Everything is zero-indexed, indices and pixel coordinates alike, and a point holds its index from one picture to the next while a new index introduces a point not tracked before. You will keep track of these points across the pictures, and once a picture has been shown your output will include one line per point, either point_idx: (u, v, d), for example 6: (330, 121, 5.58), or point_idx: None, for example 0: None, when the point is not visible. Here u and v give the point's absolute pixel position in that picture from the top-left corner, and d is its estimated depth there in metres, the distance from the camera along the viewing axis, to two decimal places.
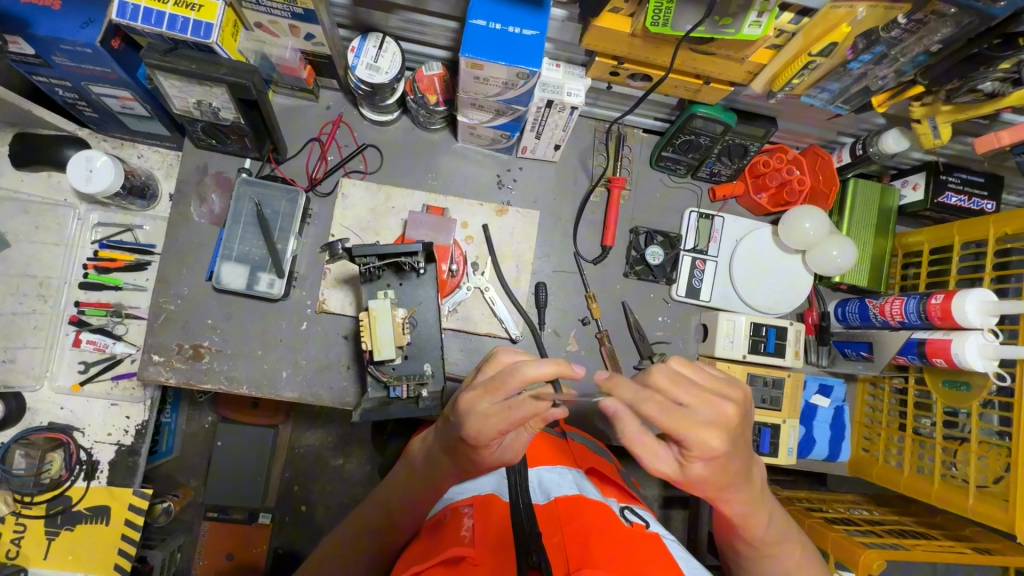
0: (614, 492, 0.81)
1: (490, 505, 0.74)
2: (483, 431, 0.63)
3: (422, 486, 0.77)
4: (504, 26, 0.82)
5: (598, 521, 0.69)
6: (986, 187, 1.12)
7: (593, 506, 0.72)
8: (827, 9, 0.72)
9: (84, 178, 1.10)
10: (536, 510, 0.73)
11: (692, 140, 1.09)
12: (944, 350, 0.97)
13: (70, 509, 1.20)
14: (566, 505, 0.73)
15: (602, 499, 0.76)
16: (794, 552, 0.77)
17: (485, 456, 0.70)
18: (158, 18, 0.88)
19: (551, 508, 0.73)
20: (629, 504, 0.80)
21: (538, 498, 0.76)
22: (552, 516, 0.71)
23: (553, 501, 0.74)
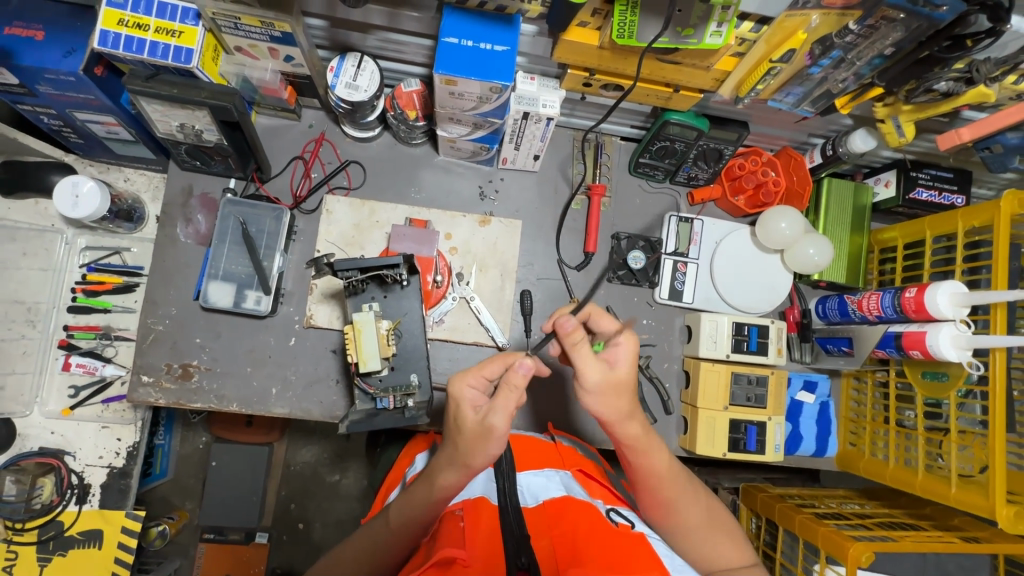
0: (602, 493, 0.83)
1: (481, 506, 0.75)
2: (461, 382, 0.74)
3: (423, 490, 0.75)
4: (475, 43, 0.85)
5: (585, 519, 0.71)
6: (956, 181, 1.15)
7: (579, 506, 0.74)
8: (783, 19, 0.75)
9: (70, 204, 1.12)
10: (525, 515, 0.74)
11: (667, 146, 1.12)
12: (919, 342, 0.99)
13: (61, 534, 1.20)
14: (554, 507, 0.74)
15: (590, 499, 0.77)
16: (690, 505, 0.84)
17: (464, 419, 0.71)
18: (139, 46, 0.90)
19: (540, 512, 0.75)
20: (616, 505, 0.82)
21: (526, 503, 0.77)
22: (540, 520, 0.73)
23: (542, 504, 0.76)
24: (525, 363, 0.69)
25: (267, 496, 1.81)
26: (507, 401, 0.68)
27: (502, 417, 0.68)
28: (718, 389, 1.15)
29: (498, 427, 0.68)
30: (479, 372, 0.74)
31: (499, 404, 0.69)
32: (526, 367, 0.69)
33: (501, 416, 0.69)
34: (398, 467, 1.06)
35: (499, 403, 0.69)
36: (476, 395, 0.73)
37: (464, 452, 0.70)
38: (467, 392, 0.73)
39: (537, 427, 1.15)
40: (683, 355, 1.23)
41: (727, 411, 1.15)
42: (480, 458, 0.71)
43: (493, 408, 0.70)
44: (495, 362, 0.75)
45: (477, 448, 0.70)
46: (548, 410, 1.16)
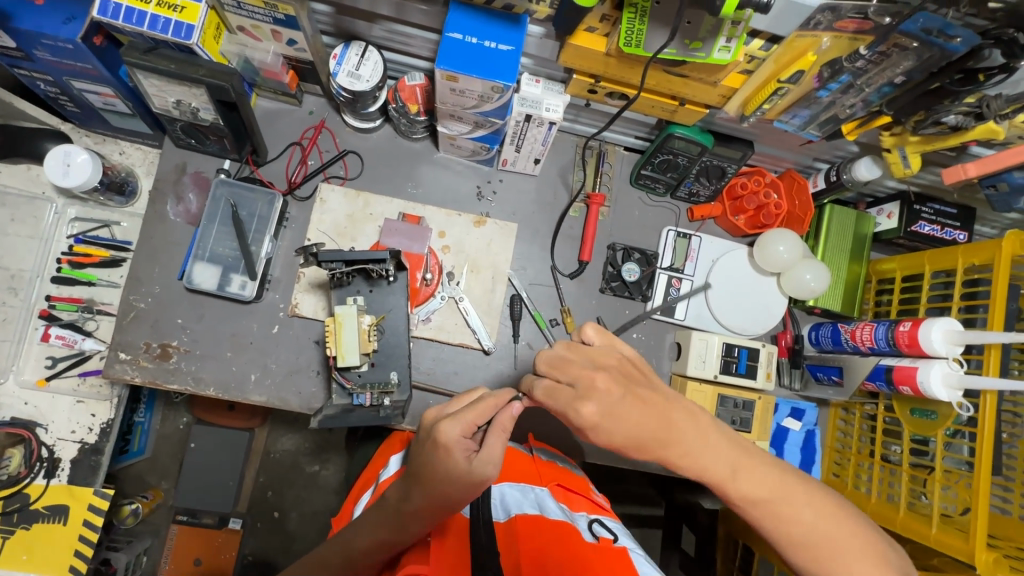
0: (583, 508, 0.81)
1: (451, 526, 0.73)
2: (449, 427, 0.68)
3: (390, 530, 0.72)
4: (479, 41, 0.83)
5: (558, 540, 0.69)
6: (959, 218, 1.14)
7: (552, 528, 0.72)
8: (793, 38, 0.73)
9: (61, 173, 1.10)
10: (495, 529, 0.74)
11: (670, 160, 1.11)
12: (910, 377, 0.98)
13: (26, 507, 1.18)
14: (528, 523, 0.73)
15: (565, 518, 0.75)
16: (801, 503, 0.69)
17: (457, 469, 0.67)
18: (139, 18, 0.89)
19: (510, 529, 0.73)
20: (597, 516, 0.80)
21: (498, 515, 0.76)
22: (510, 534, 0.72)
23: (513, 519, 0.74)
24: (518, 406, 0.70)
25: (244, 482, 1.81)
26: (499, 447, 0.68)
27: (497, 471, 0.69)
28: (704, 409, 1.13)
29: (491, 477, 0.67)
30: (471, 418, 0.69)
31: (493, 448, 0.68)
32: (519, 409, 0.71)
33: (497, 469, 0.69)
34: (372, 466, 1.03)
35: (495, 456, 0.69)
36: (464, 442, 0.69)
37: (449, 502, 0.68)
38: (459, 441, 0.68)
39: (517, 435, 1.13)
40: (670, 373, 1.21)
41: None
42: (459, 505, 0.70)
43: (486, 456, 0.68)
44: (487, 406, 0.71)
45: (462, 499, 0.69)
46: (530, 417, 1.14)
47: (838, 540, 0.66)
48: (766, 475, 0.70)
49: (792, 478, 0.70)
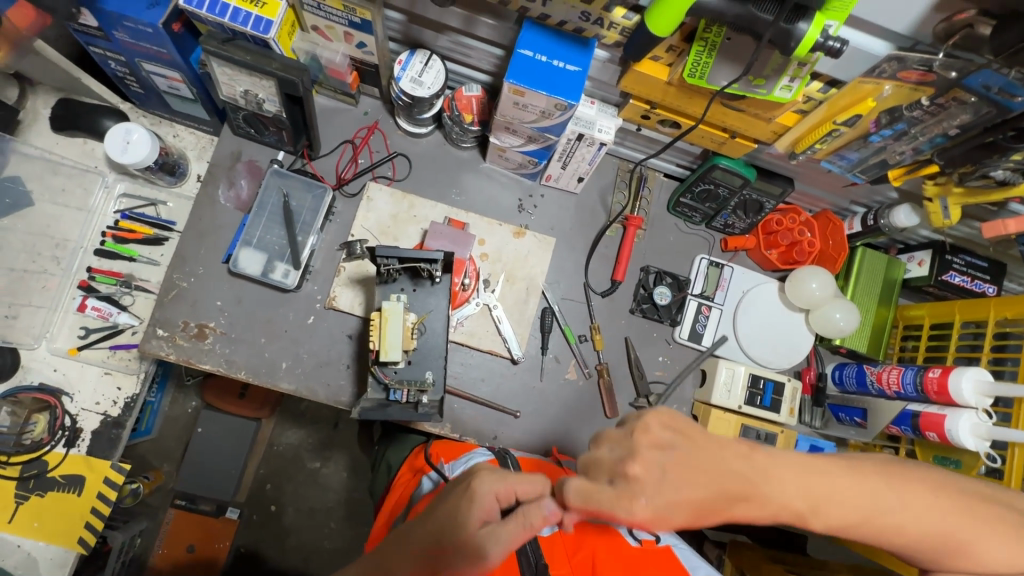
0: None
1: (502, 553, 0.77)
2: (484, 481, 0.70)
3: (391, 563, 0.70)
4: (548, 59, 0.86)
5: (604, 547, 0.77)
6: (990, 271, 1.15)
7: (596, 535, 0.79)
8: (855, 84, 0.75)
9: (120, 149, 1.13)
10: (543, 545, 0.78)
11: (711, 190, 1.14)
12: (937, 425, 0.99)
13: (43, 474, 1.18)
14: (570, 535, 0.79)
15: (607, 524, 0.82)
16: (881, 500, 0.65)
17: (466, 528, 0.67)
18: (223, 10, 0.93)
19: (556, 542, 0.78)
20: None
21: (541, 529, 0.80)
22: (559, 549, 0.78)
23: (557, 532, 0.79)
24: (552, 506, 0.67)
25: (246, 473, 1.81)
26: (515, 531, 0.66)
27: (501, 549, 0.66)
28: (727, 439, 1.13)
29: (490, 557, 0.65)
30: (510, 486, 0.71)
31: (505, 530, 0.66)
32: (552, 511, 0.67)
33: (501, 547, 0.66)
34: (400, 489, 1.00)
35: (506, 534, 0.66)
36: (488, 502, 0.69)
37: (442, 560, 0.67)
38: (488, 498, 0.69)
39: (538, 448, 1.13)
40: (693, 400, 1.21)
41: None
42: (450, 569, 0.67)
43: (498, 531, 0.66)
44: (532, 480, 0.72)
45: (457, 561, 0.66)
46: (552, 432, 1.15)
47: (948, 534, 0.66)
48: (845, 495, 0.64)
49: (868, 482, 0.66)
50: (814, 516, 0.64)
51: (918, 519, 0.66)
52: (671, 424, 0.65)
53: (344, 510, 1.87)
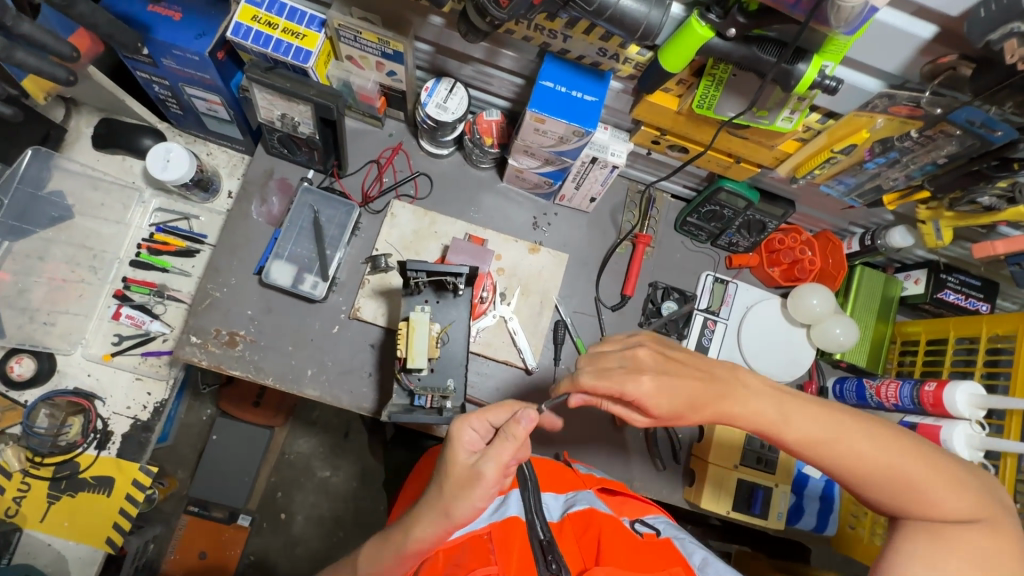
0: (625, 508, 0.94)
1: (511, 526, 0.84)
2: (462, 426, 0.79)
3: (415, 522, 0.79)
4: (567, 90, 0.94)
5: (611, 531, 0.83)
6: (984, 290, 1.21)
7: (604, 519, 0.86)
8: (850, 117, 0.82)
9: (160, 166, 1.21)
10: (552, 528, 0.86)
11: (717, 210, 1.20)
12: (932, 435, 1.03)
13: (75, 475, 1.23)
14: (579, 520, 0.87)
15: (614, 513, 0.89)
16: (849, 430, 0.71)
17: (457, 458, 0.75)
18: (266, 41, 1.00)
19: (565, 526, 0.86)
20: (639, 514, 0.93)
21: (553, 515, 0.89)
22: (568, 533, 0.85)
23: (566, 517, 0.88)
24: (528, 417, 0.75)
25: (260, 480, 1.85)
26: (502, 449, 0.73)
27: (492, 464, 0.72)
28: (730, 447, 1.18)
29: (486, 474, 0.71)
30: (484, 418, 0.79)
31: (497, 452, 0.73)
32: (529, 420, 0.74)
33: (493, 462, 0.72)
34: (421, 483, 1.08)
35: (495, 453, 0.73)
36: (473, 440, 0.77)
37: (451, 498, 0.73)
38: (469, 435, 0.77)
39: (551, 455, 1.18)
40: None
41: (737, 470, 1.18)
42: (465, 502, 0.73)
43: (487, 456, 0.73)
44: (500, 411, 0.80)
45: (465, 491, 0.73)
46: (564, 441, 1.20)
47: (906, 476, 0.69)
48: (849, 444, 0.71)
49: (837, 419, 0.72)
50: (786, 429, 0.73)
51: (888, 483, 0.70)
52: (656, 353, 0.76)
53: (353, 518, 1.91)
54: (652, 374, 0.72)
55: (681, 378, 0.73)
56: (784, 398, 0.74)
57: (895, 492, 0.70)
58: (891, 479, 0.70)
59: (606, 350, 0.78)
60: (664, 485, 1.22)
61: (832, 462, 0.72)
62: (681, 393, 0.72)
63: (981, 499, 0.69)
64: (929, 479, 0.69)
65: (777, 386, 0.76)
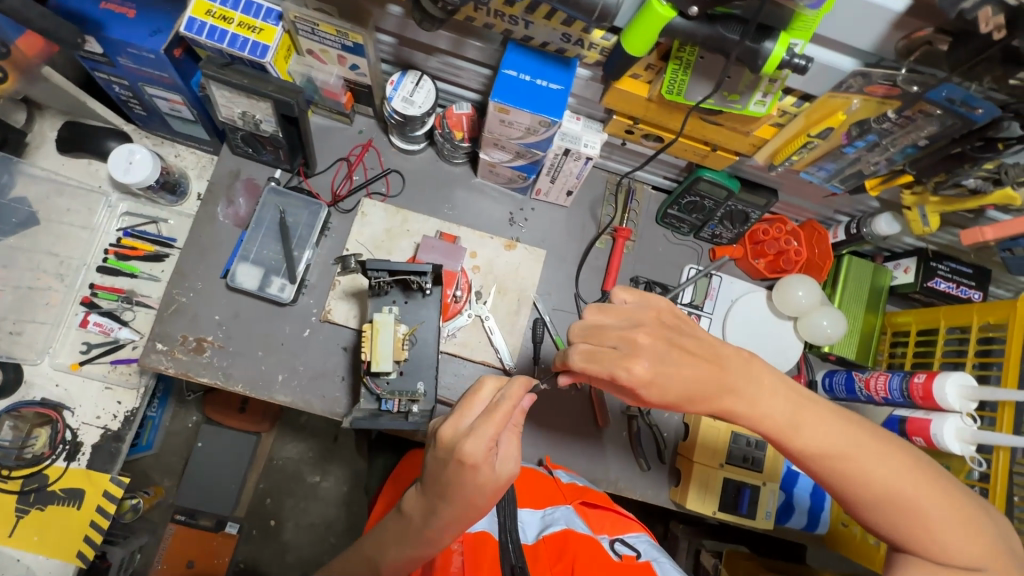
0: (606, 525, 0.92)
1: (482, 543, 0.84)
2: (474, 442, 0.68)
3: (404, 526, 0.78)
4: (532, 78, 0.90)
5: (585, 556, 0.82)
6: (974, 277, 1.17)
7: (580, 541, 0.84)
8: (825, 98, 0.78)
9: (122, 169, 1.17)
10: (525, 551, 0.85)
11: (697, 201, 1.17)
12: (923, 429, 0.99)
13: (44, 488, 1.20)
14: (555, 542, 0.85)
15: (591, 534, 0.87)
16: (867, 449, 0.69)
17: (485, 479, 0.69)
18: (221, 35, 0.97)
19: (540, 548, 0.85)
20: (620, 533, 0.91)
21: (527, 537, 0.88)
22: (542, 557, 0.84)
23: (542, 539, 0.86)
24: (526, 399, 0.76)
25: (246, 487, 1.82)
26: (516, 442, 0.74)
27: (515, 464, 0.73)
28: (716, 446, 1.14)
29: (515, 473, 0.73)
30: (489, 427, 0.69)
31: (510, 446, 0.73)
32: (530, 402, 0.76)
33: (516, 463, 0.73)
34: (394, 490, 1.07)
35: (512, 450, 0.73)
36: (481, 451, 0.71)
37: (478, 507, 0.72)
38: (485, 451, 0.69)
39: (533, 459, 1.15)
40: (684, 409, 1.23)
41: (723, 469, 1.14)
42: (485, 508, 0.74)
43: (507, 457, 0.72)
44: (500, 414, 0.70)
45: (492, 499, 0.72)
46: (545, 442, 1.16)
47: (918, 507, 0.67)
48: (862, 464, 0.69)
49: (856, 434, 0.70)
50: (794, 436, 0.71)
51: (894, 511, 0.68)
52: (657, 334, 0.70)
53: (343, 523, 1.86)
54: (649, 359, 0.67)
55: (680, 363, 0.68)
56: (803, 406, 0.72)
57: (898, 521, 0.68)
58: (898, 504, 0.68)
59: (605, 324, 0.71)
60: (649, 486, 1.18)
61: (839, 476, 0.70)
62: (682, 380, 0.68)
63: (988, 544, 0.67)
64: (939, 514, 0.67)
65: (797, 388, 0.73)
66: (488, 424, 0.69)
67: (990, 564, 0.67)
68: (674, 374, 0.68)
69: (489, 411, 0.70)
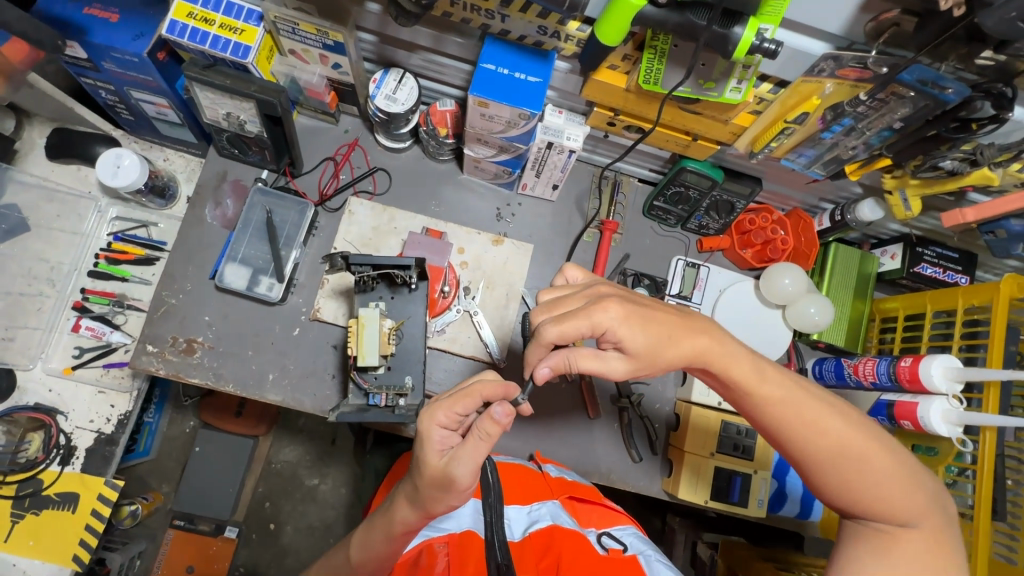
0: (593, 519, 0.93)
1: (468, 543, 0.83)
2: (431, 415, 0.73)
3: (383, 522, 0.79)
4: (510, 72, 0.91)
5: (570, 553, 0.81)
6: (960, 262, 1.18)
7: (566, 536, 0.84)
8: (799, 83, 0.79)
9: (110, 173, 1.18)
10: (512, 549, 0.83)
11: (682, 192, 1.17)
12: (911, 413, 1.00)
13: (38, 492, 1.20)
14: (541, 539, 0.84)
15: (577, 529, 0.88)
16: (819, 407, 0.73)
17: (429, 460, 0.72)
18: (203, 37, 0.98)
19: (526, 545, 0.83)
20: (607, 526, 0.93)
21: (514, 535, 0.86)
22: (528, 553, 0.82)
23: (529, 536, 0.85)
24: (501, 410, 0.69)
25: (244, 491, 1.82)
26: (476, 451, 0.70)
27: (464, 468, 0.70)
28: (707, 435, 1.15)
29: (460, 479, 0.70)
30: (450, 409, 0.73)
31: (468, 452, 0.70)
32: (503, 416, 0.68)
33: (464, 466, 0.70)
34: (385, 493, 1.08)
35: (466, 454, 0.70)
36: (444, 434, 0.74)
37: (425, 496, 0.73)
38: (437, 430, 0.73)
39: (524, 453, 1.15)
40: (675, 399, 1.23)
41: (713, 458, 1.14)
42: (436, 504, 0.73)
43: (460, 457, 0.70)
44: (469, 400, 0.73)
45: (438, 493, 0.72)
46: (535, 436, 1.17)
47: (863, 463, 0.71)
48: (814, 420, 0.72)
49: (809, 395, 0.74)
50: (753, 392, 0.74)
51: (841, 467, 0.71)
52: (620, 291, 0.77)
53: (342, 525, 1.86)
54: (619, 303, 0.73)
55: (651, 311, 0.75)
56: (765, 372, 0.75)
57: (845, 476, 0.71)
58: (845, 458, 0.71)
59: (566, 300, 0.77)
60: (642, 477, 1.19)
61: (792, 433, 0.73)
62: (657, 326, 0.73)
63: (926, 504, 0.70)
64: (881, 470, 0.70)
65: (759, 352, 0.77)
66: (449, 405, 0.73)
67: (925, 523, 0.70)
68: (644, 317, 0.73)
69: (457, 394, 0.74)
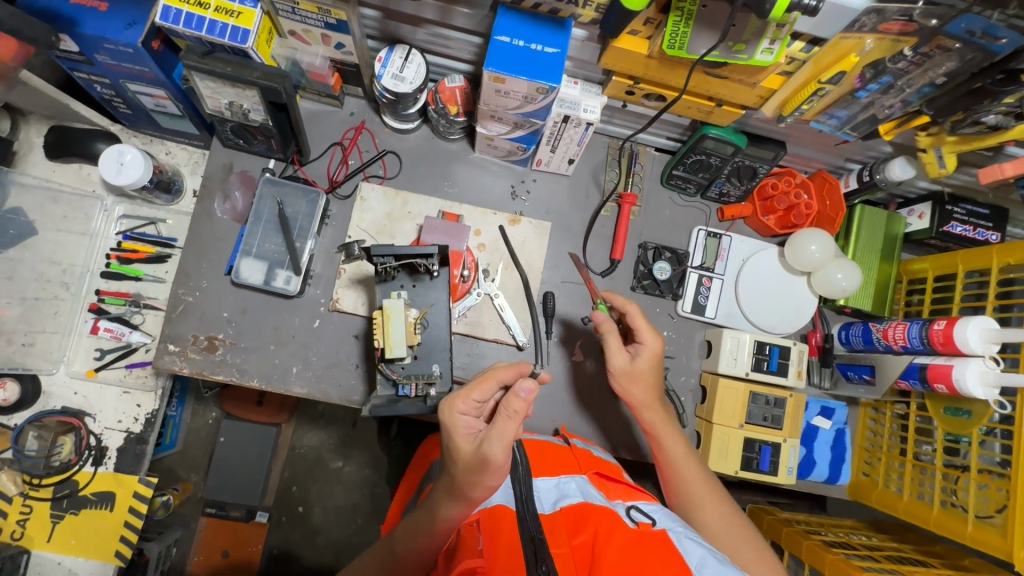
0: (620, 493, 0.92)
1: (500, 516, 0.82)
2: (451, 404, 0.75)
3: (424, 514, 0.80)
4: (527, 43, 0.86)
5: (606, 526, 0.79)
6: (991, 218, 1.15)
7: (597, 511, 0.82)
8: (837, 39, 0.75)
9: (114, 170, 1.15)
10: (543, 520, 0.82)
11: (702, 160, 1.13)
12: (945, 375, 0.99)
13: (75, 493, 1.22)
14: (571, 516, 0.82)
15: (607, 505, 0.85)
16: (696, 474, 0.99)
17: (460, 447, 0.73)
18: (199, 23, 0.93)
19: (557, 517, 0.82)
20: (635, 501, 0.91)
21: (543, 507, 0.85)
22: (559, 527, 0.80)
23: (559, 509, 0.84)
24: (525, 388, 0.71)
25: (271, 477, 1.85)
26: (505, 427, 0.71)
27: (496, 445, 0.71)
28: (735, 405, 1.15)
29: (494, 456, 0.70)
30: (468, 397, 0.75)
31: (497, 429, 0.71)
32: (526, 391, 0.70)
33: (496, 443, 0.71)
34: (409, 479, 1.14)
35: (495, 431, 0.71)
36: (469, 421, 0.76)
37: (462, 481, 0.73)
38: (461, 418, 0.75)
39: (550, 430, 1.16)
40: (701, 370, 1.22)
41: (742, 429, 1.15)
42: (475, 488, 0.73)
43: (489, 434, 0.72)
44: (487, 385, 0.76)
45: (474, 478, 0.72)
46: (563, 413, 1.17)
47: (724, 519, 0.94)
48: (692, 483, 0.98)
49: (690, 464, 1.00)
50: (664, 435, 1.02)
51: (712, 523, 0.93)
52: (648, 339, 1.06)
53: (370, 505, 1.88)
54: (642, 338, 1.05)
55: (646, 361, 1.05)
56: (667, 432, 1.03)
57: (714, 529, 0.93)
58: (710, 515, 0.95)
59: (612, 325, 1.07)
60: None
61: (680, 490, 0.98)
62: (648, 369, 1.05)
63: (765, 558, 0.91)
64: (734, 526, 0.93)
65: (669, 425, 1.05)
66: (467, 395, 0.75)
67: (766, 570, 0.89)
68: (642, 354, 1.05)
69: (473, 381, 0.76)
